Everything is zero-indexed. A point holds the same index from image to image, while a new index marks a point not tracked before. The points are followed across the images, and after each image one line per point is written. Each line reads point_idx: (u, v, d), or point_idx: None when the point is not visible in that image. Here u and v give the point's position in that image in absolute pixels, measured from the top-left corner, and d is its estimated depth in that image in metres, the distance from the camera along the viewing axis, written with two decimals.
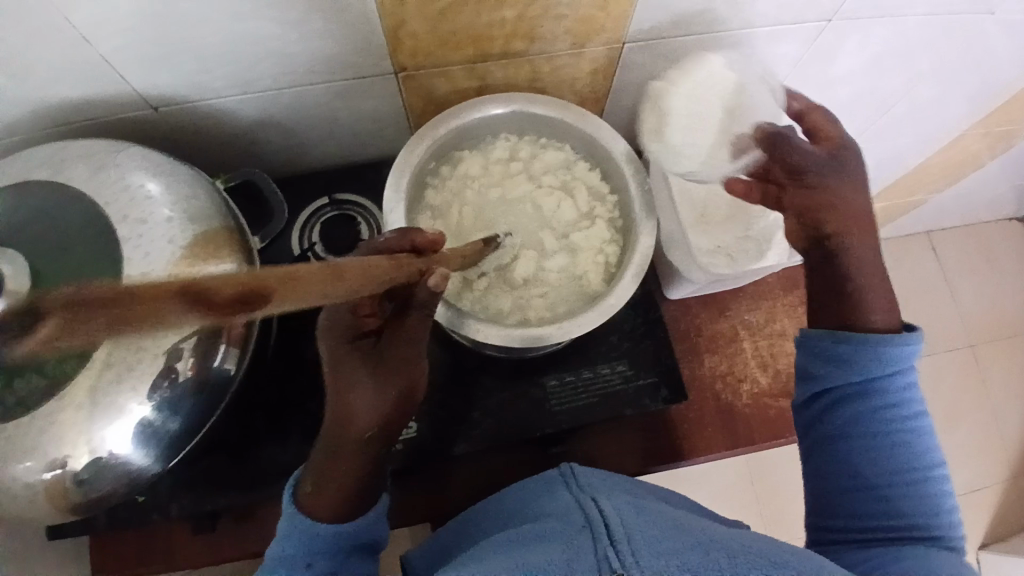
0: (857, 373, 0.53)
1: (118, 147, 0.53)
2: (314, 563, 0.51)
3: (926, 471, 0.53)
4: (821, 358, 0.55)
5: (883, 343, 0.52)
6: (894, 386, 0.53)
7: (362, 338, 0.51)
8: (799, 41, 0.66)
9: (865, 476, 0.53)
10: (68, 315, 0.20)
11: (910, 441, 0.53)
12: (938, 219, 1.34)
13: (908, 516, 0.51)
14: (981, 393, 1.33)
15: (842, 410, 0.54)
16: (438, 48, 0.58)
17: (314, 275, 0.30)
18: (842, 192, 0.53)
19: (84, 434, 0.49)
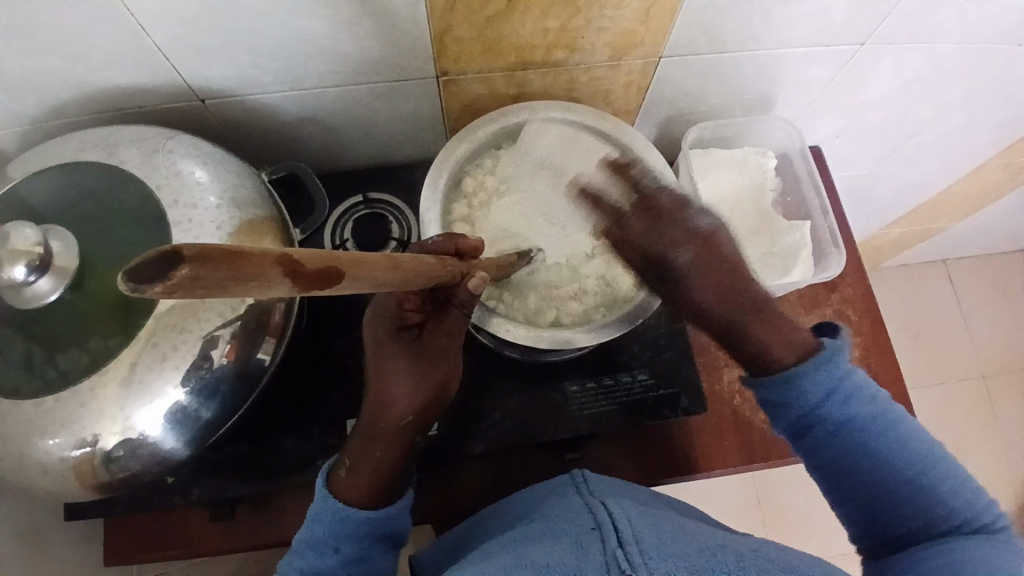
0: (801, 406, 0.53)
1: (169, 134, 0.55)
2: (341, 547, 0.55)
3: (927, 459, 0.52)
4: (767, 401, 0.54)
5: (803, 368, 0.52)
6: (846, 397, 0.52)
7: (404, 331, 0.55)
8: (832, 64, 0.67)
9: (876, 490, 0.52)
10: (197, 265, 0.25)
11: (895, 440, 0.52)
12: (954, 248, 1.34)
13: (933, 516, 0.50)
14: (993, 425, 1.32)
15: (813, 440, 0.54)
16: (481, 54, 0.60)
17: (374, 263, 0.38)
18: (689, 280, 0.50)
19: (118, 412, 0.50)
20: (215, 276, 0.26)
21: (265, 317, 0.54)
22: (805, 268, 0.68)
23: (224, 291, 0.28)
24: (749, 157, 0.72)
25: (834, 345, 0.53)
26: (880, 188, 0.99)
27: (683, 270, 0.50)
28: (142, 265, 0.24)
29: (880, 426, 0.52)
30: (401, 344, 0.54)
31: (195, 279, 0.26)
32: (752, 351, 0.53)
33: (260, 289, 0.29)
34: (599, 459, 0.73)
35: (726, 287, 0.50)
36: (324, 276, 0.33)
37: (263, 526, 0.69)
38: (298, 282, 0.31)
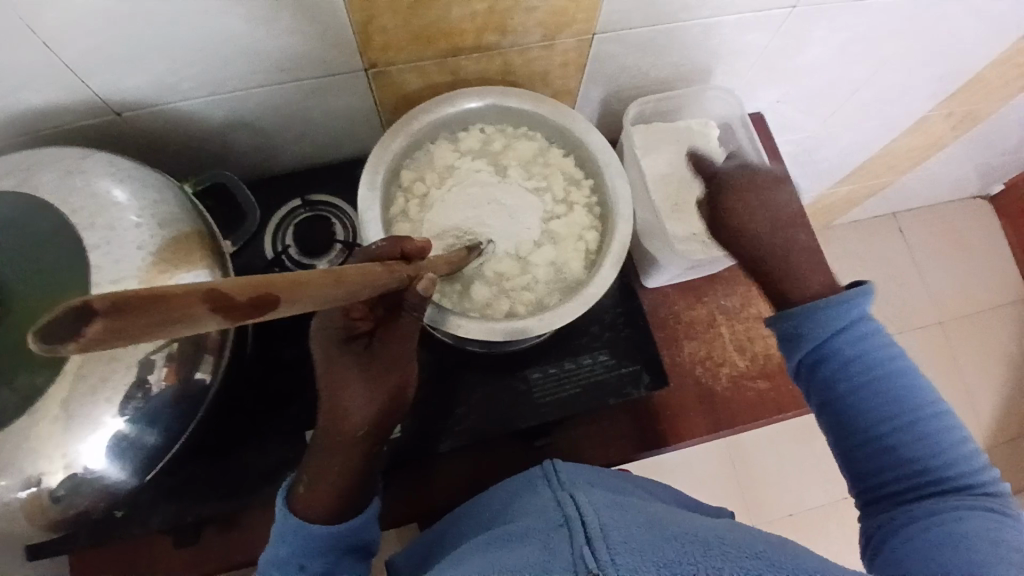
0: (812, 338, 0.54)
1: (85, 154, 0.52)
2: (307, 564, 0.53)
3: (930, 418, 0.52)
4: (787, 334, 0.55)
5: (820, 304, 0.53)
6: (860, 337, 0.53)
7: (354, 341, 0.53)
8: (767, 31, 0.67)
9: (869, 435, 0.52)
10: (109, 317, 0.23)
11: (900, 389, 0.52)
12: (903, 201, 1.37)
13: (920, 468, 0.50)
14: (950, 368, 1.37)
15: (820, 375, 0.54)
16: (409, 43, 0.58)
17: (320, 279, 0.35)
18: (726, 206, 0.58)
19: (59, 448, 0.48)
20: (136, 323, 0.24)
21: (203, 335, 0.51)
22: None
23: (149, 339, 0.26)
24: (692, 128, 0.72)
25: (859, 289, 0.53)
26: (825, 148, 1.00)
27: (717, 195, 0.59)
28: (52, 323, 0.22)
29: (888, 374, 0.53)
30: (352, 353, 0.53)
31: (114, 332, 0.24)
32: (781, 283, 0.56)
33: (190, 330, 0.27)
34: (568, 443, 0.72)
35: (779, 214, 0.57)
36: (263, 303, 0.31)
37: (231, 547, 0.67)
38: (234, 315, 0.29)
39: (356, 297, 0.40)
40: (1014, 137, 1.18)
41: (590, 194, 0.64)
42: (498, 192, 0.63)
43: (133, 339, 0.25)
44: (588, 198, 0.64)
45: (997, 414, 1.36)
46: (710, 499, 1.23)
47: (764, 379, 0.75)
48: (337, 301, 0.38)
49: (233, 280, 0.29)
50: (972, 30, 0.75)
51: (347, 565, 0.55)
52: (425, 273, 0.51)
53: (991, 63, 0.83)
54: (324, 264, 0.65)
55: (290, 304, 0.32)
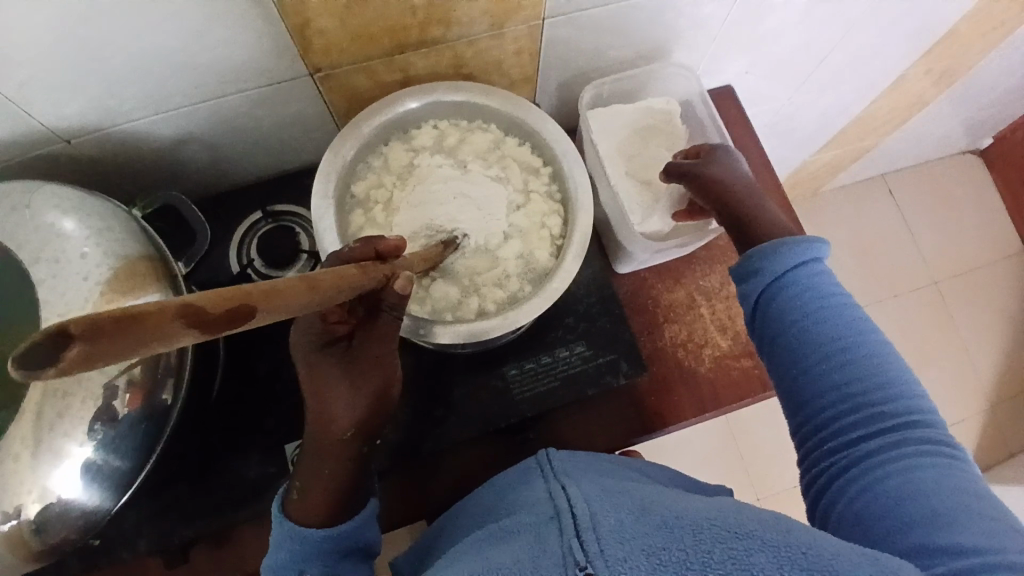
0: (768, 276, 0.56)
1: (30, 186, 0.50)
2: (306, 568, 0.53)
3: (881, 355, 0.52)
4: (743, 273, 0.57)
5: (765, 251, 0.56)
6: (805, 285, 0.55)
7: (335, 343, 0.52)
8: (725, 2, 0.65)
9: (820, 370, 0.52)
10: (90, 339, 0.23)
11: (853, 327, 0.53)
12: (891, 162, 1.34)
13: (871, 401, 0.50)
14: (948, 327, 1.35)
15: (774, 313, 0.55)
16: (351, 44, 0.56)
17: (294, 287, 0.34)
18: (736, 177, 0.61)
19: (28, 484, 0.48)
20: (105, 348, 0.24)
21: (161, 357, 0.50)
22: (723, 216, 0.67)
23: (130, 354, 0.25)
24: (653, 106, 0.70)
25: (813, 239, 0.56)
26: (802, 116, 0.98)
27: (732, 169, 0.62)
28: (33, 349, 0.22)
29: (840, 313, 0.54)
30: (332, 357, 0.52)
31: (94, 354, 0.23)
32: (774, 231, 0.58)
33: (169, 343, 0.27)
34: (555, 433, 0.70)
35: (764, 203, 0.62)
36: (237, 314, 0.30)
37: (223, 564, 0.67)
38: (207, 328, 0.28)
39: (329, 303, 0.39)
40: (1000, 88, 1.15)
41: (549, 182, 0.63)
42: (461, 184, 0.61)
43: (106, 360, 0.24)
44: (547, 186, 0.63)
45: (1001, 370, 1.34)
46: (713, 478, 1.23)
47: (748, 357, 0.74)
48: (311, 308, 0.37)
49: (203, 294, 0.28)
50: None
51: (348, 568, 0.54)
52: (401, 272, 0.49)
53: (964, 15, 0.81)
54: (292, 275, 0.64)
55: (264, 313, 0.31)
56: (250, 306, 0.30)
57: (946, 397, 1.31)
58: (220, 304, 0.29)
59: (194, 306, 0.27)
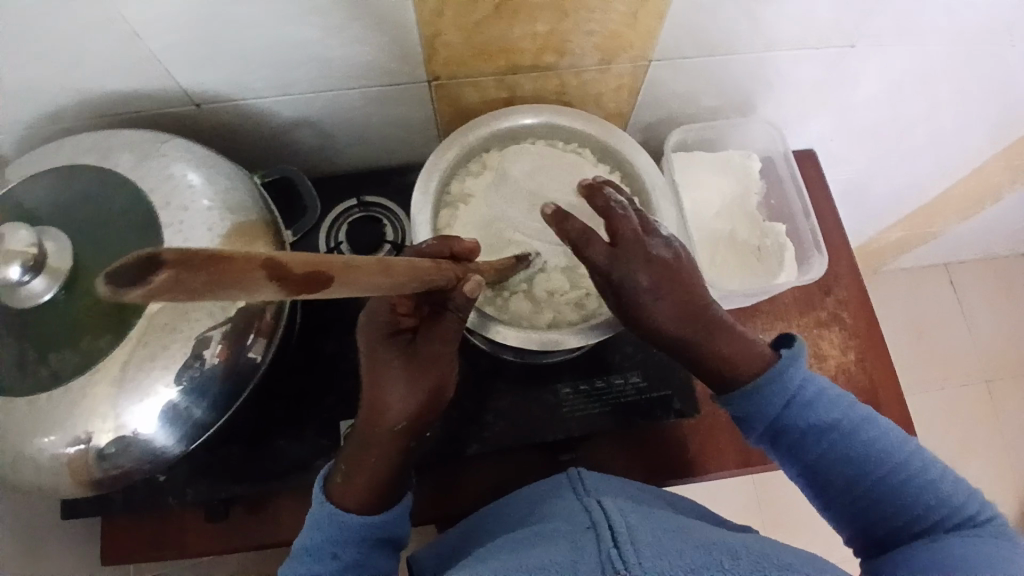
0: (764, 416, 0.55)
1: (163, 139, 0.56)
2: (341, 553, 0.54)
3: (903, 449, 0.54)
4: (739, 411, 0.57)
5: (751, 387, 0.55)
6: (805, 409, 0.55)
7: (398, 335, 0.55)
8: (822, 66, 0.68)
9: (859, 488, 0.53)
10: (180, 268, 0.25)
11: (869, 432, 0.54)
12: (956, 251, 1.34)
13: (914, 503, 0.52)
14: (996, 428, 1.31)
15: (784, 444, 0.56)
16: (471, 59, 0.61)
17: (366, 265, 0.37)
18: (636, 290, 0.52)
19: (112, 408, 0.49)
20: (193, 283, 0.26)
21: (255, 317, 0.53)
22: (792, 271, 0.69)
23: (210, 295, 0.27)
24: (734, 159, 0.73)
25: (788, 347, 0.56)
26: (877, 190, 0.99)
27: (639, 293, 0.52)
28: (125, 267, 0.24)
29: (846, 425, 0.54)
30: (395, 348, 0.54)
31: (180, 283, 0.25)
32: (713, 374, 0.56)
33: (245, 293, 0.29)
34: (597, 459, 0.71)
35: (684, 304, 0.53)
36: (312, 278, 0.32)
37: (257, 529, 0.68)
38: (284, 285, 0.30)
39: (398, 288, 0.41)
40: None
41: None
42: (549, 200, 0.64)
43: (193, 296, 0.26)
44: None
45: None
46: None
47: None
48: (381, 289, 0.39)
49: (289, 255, 0.31)
50: None
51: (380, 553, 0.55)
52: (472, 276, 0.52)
53: None
54: None
55: (340, 284, 0.34)
56: (327, 273, 0.33)
57: (984, 500, 1.27)
58: (300, 266, 0.31)
59: (277, 262, 0.30)
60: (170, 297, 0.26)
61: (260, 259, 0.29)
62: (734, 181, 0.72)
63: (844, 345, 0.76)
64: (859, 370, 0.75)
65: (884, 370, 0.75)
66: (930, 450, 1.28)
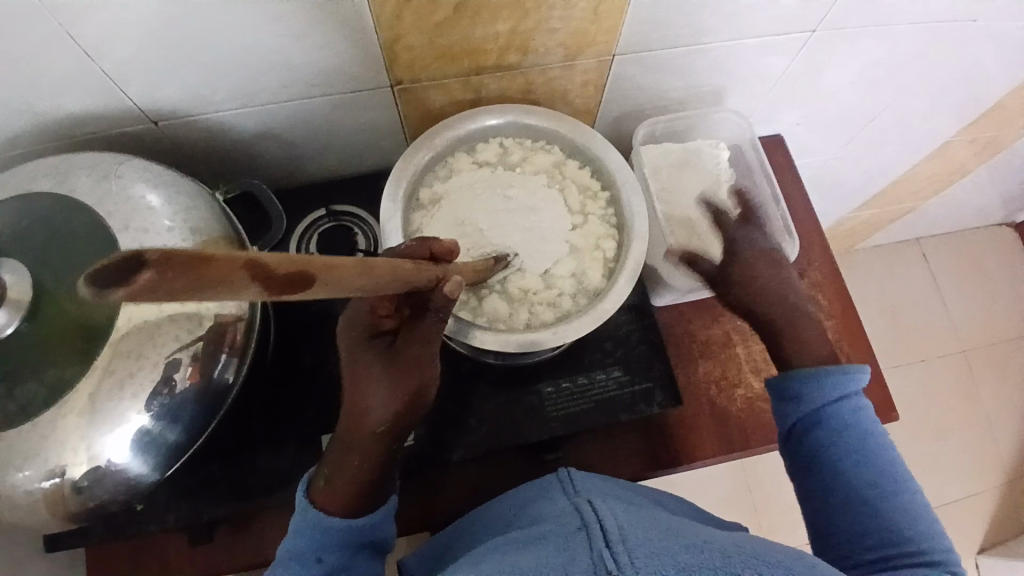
0: (812, 402, 0.56)
1: (121, 159, 0.54)
2: (324, 557, 0.53)
3: (912, 493, 0.54)
4: (781, 394, 0.58)
5: (821, 371, 0.56)
6: (849, 412, 0.56)
7: (378, 337, 0.54)
8: (787, 54, 0.68)
9: (861, 503, 0.53)
10: (162, 270, 0.23)
11: (892, 460, 0.55)
12: (928, 226, 1.36)
13: (900, 535, 0.51)
14: (973, 398, 1.34)
15: (814, 436, 0.56)
16: (434, 61, 0.60)
17: (352, 265, 0.35)
18: (755, 256, 0.61)
19: (85, 439, 0.48)
20: (181, 281, 0.25)
21: (225, 337, 0.52)
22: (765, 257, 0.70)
23: (190, 297, 0.26)
24: (701, 149, 0.73)
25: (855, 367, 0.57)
26: (846, 172, 1.00)
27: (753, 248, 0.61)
28: (105, 269, 0.23)
29: (875, 447, 0.55)
30: (375, 352, 0.53)
31: (161, 284, 0.24)
32: (786, 348, 0.59)
33: (227, 294, 0.27)
34: (580, 455, 0.71)
35: (779, 278, 0.60)
36: (297, 279, 0.31)
37: (245, 548, 0.67)
38: (267, 286, 0.29)
39: (383, 289, 0.40)
40: None
41: (606, 206, 0.65)
42: (520, 201, 0.64)
43: (178, 296, 0.26)
44: (604, 210, 0.65)
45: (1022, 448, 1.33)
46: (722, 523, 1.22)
47: None
48: (366, 289, 0.38)
49: (274, 254, 0.30)
50: (994, 55, 0.75)
51: (363, 560, 0.55)
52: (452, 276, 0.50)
53: (1009, 87, 0.84)
54: None
55: (324, 284, 0.33)
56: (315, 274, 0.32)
57: (964, 468, 1.30)
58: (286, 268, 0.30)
59: (262, 262, 0.28)
60: (151, 299, 0.25)
61: (244, 259, 0.28)
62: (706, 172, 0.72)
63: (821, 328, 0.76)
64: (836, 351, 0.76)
65: (861, 350, 0.76)
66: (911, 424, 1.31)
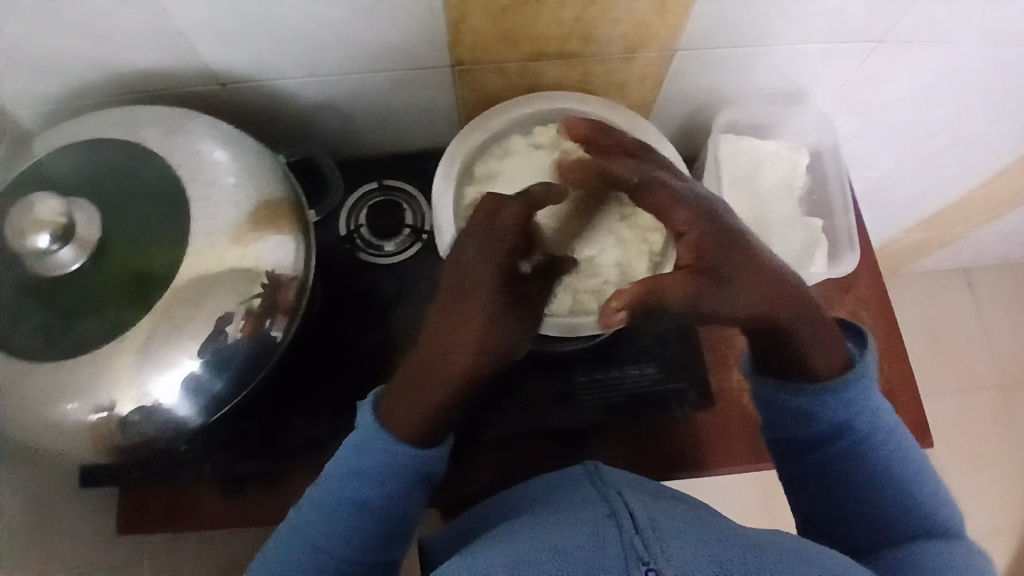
0: (816, 406, 0.56)
1: (190, 115, 0.56)
2: (384, 482, 0.54)
3: (923, 473, 0.57)
4: (778, 407, 0.58)
5: (828, 380, 0.56)
6: (856, 405, 0.56)
7: (506, 279, 0.49)
8: (850, 61, 0.68)
9: (866, 488, 0.56)
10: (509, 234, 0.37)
11: (903, 448, 0.57)
12: (977, 256, 1.32)
13: (906, 513, 0.55)
14: (1010, 437, 1.30)
15: (816, 434, 0.57)
16: (496, 44, 0.61)
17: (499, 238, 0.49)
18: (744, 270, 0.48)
19: (134, 380, 0.50)
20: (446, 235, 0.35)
21: (278, 296, 0.54)
22: (823, 263, 0.70)
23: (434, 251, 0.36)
24: (782, 151, 0.72)
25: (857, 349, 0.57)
26: (898, 191, 0.98)
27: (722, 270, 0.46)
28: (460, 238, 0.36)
29: (885, 438, 0.57)
30: (502, 298, 0.49)
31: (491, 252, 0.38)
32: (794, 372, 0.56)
33: None
34: (608, 449, 0.70)
35: (758, 277, 0.48)
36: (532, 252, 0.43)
37: (271, 506, 0.68)
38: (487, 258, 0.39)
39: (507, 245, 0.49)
40: None
41: None
42: None
43: None
44: None
45: None
46: None
47: None
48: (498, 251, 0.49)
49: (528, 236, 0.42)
50: None
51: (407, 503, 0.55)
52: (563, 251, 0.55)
53: None
54: (391, 247, 0.72)
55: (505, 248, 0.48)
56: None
57: (995, 508, 1.26)
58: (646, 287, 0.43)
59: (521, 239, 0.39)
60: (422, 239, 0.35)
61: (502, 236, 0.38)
62: (782, 174, 0.72)
63: None
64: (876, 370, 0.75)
65: (902, 371, 0.75)
66: (943, 456, 1.27)
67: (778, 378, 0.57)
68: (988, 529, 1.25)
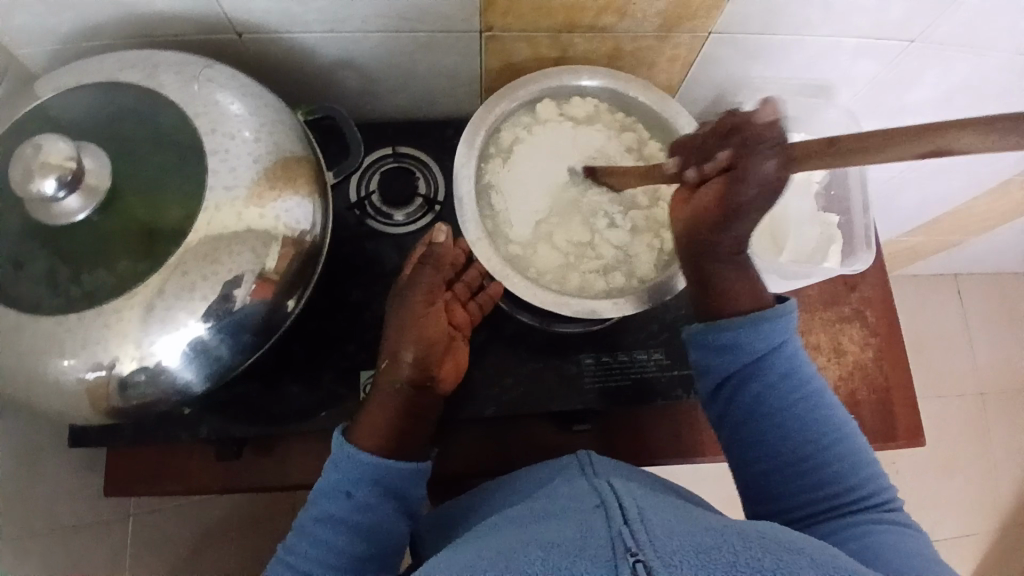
0: (745, 353, 0.54)
1: (208, 62, 0.54)
2: (353, 492, 0.53)
3: (852, 435, 0.55)
4: (710, 349, 0.56)
5: (750, 317, 0.54)
6: (781, 358, 0.54)
7: (411, 294, 0.58)
8: (880, 58, 0.67)
9: (795, 452, 0.53)
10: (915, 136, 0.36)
11: (826, 406, 0.55)
12: (969, 263, 1.34)
13: (838, 481, 0.52)
14: (983, 441, 1.34)
15: (750, 392, 0.54)
16: (530, 12, 0.58)
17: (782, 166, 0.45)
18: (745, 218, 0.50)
19: (135, 339, 0.47)
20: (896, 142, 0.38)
21: (291, 262, 0.52)
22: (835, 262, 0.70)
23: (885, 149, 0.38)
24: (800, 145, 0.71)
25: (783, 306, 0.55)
26: (906, 193, 0.99)
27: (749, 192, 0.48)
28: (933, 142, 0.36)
29: (807, 390, 0.54)
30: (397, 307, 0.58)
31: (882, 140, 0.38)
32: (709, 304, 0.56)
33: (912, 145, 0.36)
34: (605, 431, 0.71)
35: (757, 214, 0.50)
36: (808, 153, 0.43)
37: (266, 471, 0.67)
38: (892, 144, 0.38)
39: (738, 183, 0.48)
40: None
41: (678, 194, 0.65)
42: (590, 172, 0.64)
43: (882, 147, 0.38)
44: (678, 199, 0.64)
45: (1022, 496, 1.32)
46: None
47: None
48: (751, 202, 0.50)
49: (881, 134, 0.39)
50: None
51: (382, 512, 0.54)
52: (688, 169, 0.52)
53: None
54: (401, 216, 0.69)
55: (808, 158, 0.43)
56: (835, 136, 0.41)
57: (962, 509, 1.30)
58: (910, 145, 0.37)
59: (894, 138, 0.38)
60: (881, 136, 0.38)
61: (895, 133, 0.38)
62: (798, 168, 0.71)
63: (863, 343, 0.76)
64: (875, 370, 0.75)
65: (901, 372, 0.75)
66: (918, 457, 1.30)
67: (702, 318, 0.57)
68: (954, 529, 1.29)
